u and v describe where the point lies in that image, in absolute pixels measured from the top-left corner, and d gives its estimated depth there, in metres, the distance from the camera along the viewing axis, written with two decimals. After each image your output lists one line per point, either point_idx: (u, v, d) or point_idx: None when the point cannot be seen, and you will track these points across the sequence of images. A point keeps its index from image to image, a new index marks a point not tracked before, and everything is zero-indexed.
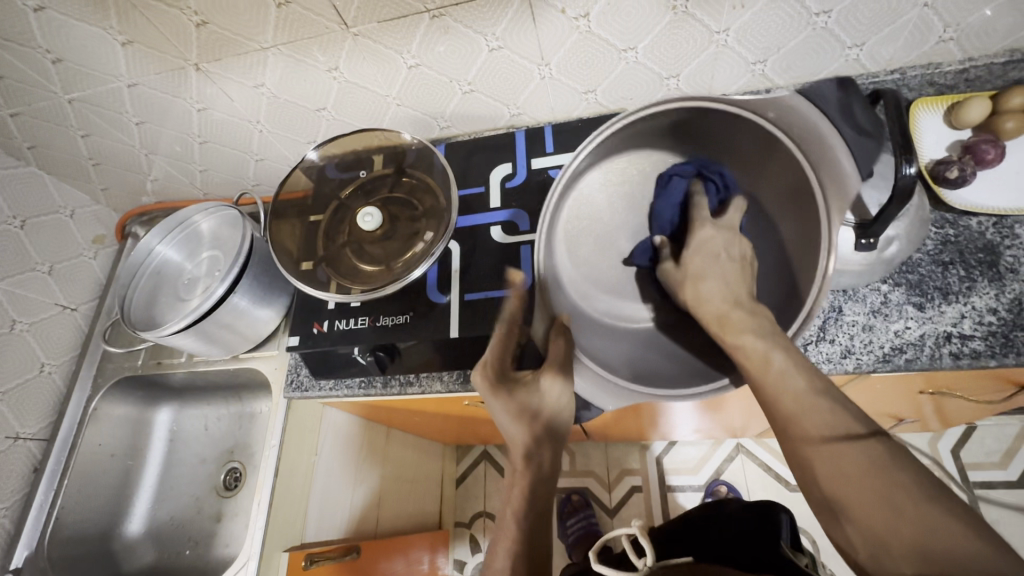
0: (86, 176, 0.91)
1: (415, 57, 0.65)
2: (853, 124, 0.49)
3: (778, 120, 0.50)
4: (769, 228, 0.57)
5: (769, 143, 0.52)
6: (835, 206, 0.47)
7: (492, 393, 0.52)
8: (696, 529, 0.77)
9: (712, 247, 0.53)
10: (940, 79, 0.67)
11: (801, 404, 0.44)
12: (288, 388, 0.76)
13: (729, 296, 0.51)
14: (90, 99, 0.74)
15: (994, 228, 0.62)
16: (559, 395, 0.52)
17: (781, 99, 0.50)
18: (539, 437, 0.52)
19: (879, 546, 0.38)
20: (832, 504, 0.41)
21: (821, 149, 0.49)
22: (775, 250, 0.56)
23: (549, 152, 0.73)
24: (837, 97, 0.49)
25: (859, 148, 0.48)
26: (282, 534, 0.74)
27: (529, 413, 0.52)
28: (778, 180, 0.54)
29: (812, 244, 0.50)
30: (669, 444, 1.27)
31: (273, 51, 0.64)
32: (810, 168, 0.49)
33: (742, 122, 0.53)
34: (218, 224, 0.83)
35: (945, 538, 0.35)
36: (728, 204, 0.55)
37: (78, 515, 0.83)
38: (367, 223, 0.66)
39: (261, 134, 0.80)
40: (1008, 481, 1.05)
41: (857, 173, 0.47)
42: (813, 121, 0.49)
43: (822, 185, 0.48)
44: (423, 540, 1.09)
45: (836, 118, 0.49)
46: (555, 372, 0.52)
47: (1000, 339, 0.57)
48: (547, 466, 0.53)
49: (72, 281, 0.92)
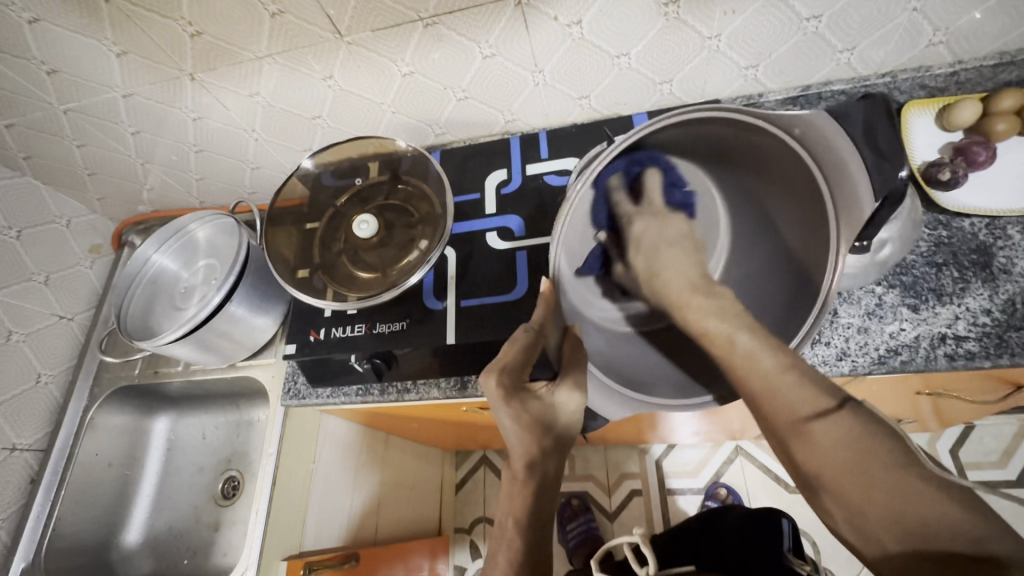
0: (82, 186, 0.91)
1: (410, 65, 0.65)
2: (874, 146, 0.47)
3: (802, 137, 0.49)
4: (768, 228, 0.58)
5: (787, 159, 0.51)
6: (846, 232, 0.48)
7: (505, 399, 0.51)
8: (699, 542, 0.76)
9: (649, 240, 0.56)
10: (931, 82, 0.68)
11: (768, 381, 0.43)
12: (284, 397, 0.75)
13: (688, 280, 0.54)
14: (86, 109, 0.74)
15: (987, 229, 0.62)
16: (573, 406, 0.52)
17: (804, 116, 0.49)
18: (548, 450, 0.52)
19: (859, 518, 0.39)
20: (813, 482, 0.42)
21: (840, 170, 0.48)
22: (772, 255, 0.57)
23: (544, 158, 0.73)
24: (863, 117, 0.49)
25: (878, 172, 0.47)
26: (280, 542, 0.74)
27: (542, 425, 0.51)
28: (785, 190, 0.54)
29: (816, 256, 0.51)
30: (669, 447, 1.27)
31: (268, 60, 0.64)
32: (825, 189, 0.49)
33: (763, 136, 0.50)
34: (214, 233, 0.83)
35: (928, 510, 0.36)
36: (644, 185, 0.57)
37: (74, 525, 0.82)
38: (362, 231, 0.65)
39: (257, 142, 0.80)
40: (1007, 480, 1.05)
41: (870, 193, 0.47)
42: (836, 142, 0.48)
43: (834, 204, 0.48)
44: (423, 547, 1.09)
45: (856, 138, 0.48)
46: (574, 384, 0.51)
47: (994, 339, 0.57)
48: (553, 475, 0.52)
49: (67, 291, 0.92)
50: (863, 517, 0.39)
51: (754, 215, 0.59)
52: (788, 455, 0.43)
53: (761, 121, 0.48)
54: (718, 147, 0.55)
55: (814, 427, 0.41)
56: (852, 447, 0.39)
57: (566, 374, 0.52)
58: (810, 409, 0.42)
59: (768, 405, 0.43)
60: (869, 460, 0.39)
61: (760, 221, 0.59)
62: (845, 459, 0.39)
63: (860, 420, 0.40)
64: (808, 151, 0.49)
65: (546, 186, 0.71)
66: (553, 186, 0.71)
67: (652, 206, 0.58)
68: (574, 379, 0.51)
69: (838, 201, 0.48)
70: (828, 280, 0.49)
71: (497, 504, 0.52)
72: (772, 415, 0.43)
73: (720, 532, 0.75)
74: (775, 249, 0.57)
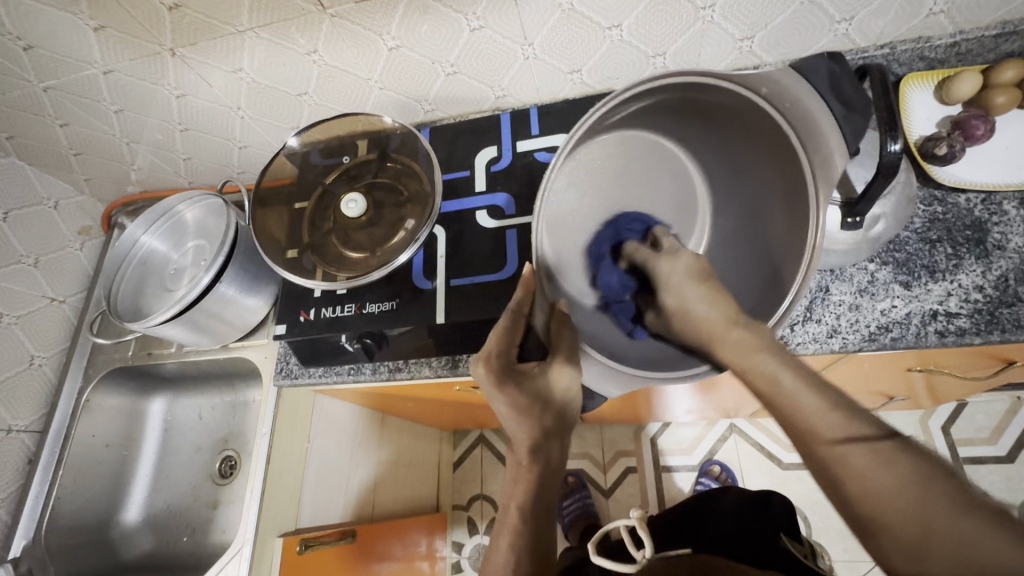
0: (68, 166, 0.90)
1: (396, 38, 0.64)
2: (841, 98, 0.46)
3: (771, 96, 0.48)
4: (747, 185, 0.58)
5: (755, 118, 0.51)
6: (823, 193, 0.46)
7: (498, 384, 0.50)
8: (692, 529, 0.76)
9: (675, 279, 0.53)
10: (931, 53, 0.66)
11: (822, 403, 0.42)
12: (277, 376, 0.76)
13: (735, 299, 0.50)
14: (66, 87, 0.72)
15: (982, 205, 0.61)
16: (568, 384, 0.50)
17: (772, 74, 0.48)
18: (548, 431, 0.52)
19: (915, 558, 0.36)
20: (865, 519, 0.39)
21: (811, 128, 0.47)
22: (752, 219, 0.57)
23: (534, 134, 0.72)
24: (828, 69, 0.47)
25: (847, 123, 0.46)
26: (276, 520, 0.75)
27: (536, 404, 0.50)
28: (761, 152, 0.54)
29: (799, 219, 0.49)
30: (664, 425, 1.28)
31: (251, 34, 0.63)
32: (798, 145, 0.48)
33: (732, 98, 0.50)
34: (203, 213, 0.82)
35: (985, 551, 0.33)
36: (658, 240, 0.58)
37: (74, 505, 0.83)
38: (351, 211, 0.65)
39: (243, 120, 0.79)
40: (996, 456, 1.07)
41: (844, 148, 0.46)
42: (801, 96, 0.47)
43: (808, 160, 0.47)
44: (420, 523, 1.10)
45: (826, 94, 0.46)
46: (565, 360, 0.50)
47: (986, 316, 0.57)
48: (554, 460, 0.52)
49: (58, 273, 0.92)
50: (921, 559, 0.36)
51: (734, 187, 0.59)
52: (835, 486, 0.41)
53: (725, 84, 0.49)
54: (696, 114, 0.56)
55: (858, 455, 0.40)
56: (890, 474, 0.38)
57: (557, 352, 0.51)
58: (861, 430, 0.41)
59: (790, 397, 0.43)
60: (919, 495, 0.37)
61: (739, 193, 0.59)
62: (893, 493, 0.38)
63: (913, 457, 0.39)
64: (777, 109, 0.48)
65: (537, 164, 0.70)
66: (544, 163, 0.70)
67: (675, 249, 0.55)
68: (565, 356, 0.50)
69: (813, 162, 0.47)
70: (812, 238, 0.47)
71: (502, 491, 0.53)
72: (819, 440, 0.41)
73: (714, 522, 0.75)
74: (756, 209, 0.57)
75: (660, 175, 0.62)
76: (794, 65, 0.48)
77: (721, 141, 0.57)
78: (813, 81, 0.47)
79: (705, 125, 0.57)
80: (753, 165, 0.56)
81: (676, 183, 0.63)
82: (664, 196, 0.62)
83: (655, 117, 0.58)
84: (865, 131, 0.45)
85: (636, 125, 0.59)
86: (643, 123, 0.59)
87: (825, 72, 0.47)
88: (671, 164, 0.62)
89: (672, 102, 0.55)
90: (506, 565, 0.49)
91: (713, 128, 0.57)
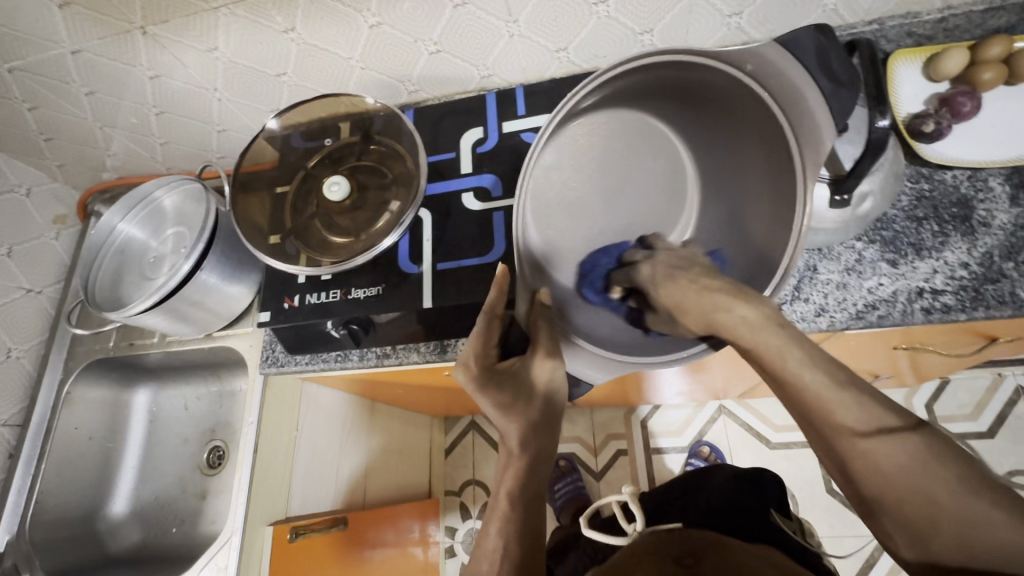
0: (39, 153, 0.87)
1: (377, 15, 0.62)
2: (830, 74, 0.45)
3: (756, 74, 0.47)
4: (732, 168, 0.58)
5: (740, 93, 0.50)
6: (810, 171, 0.46)
7: (479, 386, 0.50)
8: (683, 504, 0.77)
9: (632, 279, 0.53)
10: (919, 29, 0.65)
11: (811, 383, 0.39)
12: (263, 364, 0.75)
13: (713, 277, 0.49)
14: (32, 68, 0.69)
15: (968, 181, 0.61)
16: (551, 376, 0.50)
17: (759, 50, 0.47)
18: (536, 422, 0.50)
19: (921, 543, 0.34)
20: (869, 500, 0.37)
21: (798, 100, 0.46)
22: (733, 204, 0.58)
23: (521, 115, 0.71)
24: (817, 44, 0.46)
25: (834, 97, 0.45)
26: (264, 509, 0.74)
27: (519, 399, 0.49)
28: (747, 125, 0.53)
29: (784, 196, 0.49)
30: (654, 407, 1.29)
31: (225, 11, 0.61)
32: (784, 121, 0.47)
33: (716, 72, 0.49)
34: (182, 200, 0.80)
35: (986, 532, 0.32)
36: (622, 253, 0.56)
37: (57, 499, 0.82)
38: (333, 193, 0.64)
39: (220, 102, 0.76)
40: (978, 431, 1.09)
41: (832, 125, 0.45)
42: (786, 69, 0.46)
43: (795, 132, 0.47)
44: (411, 509, 1.10)
45: (814, 71, 0.45)
46: (546, 353, 0.50)
47: (971, 293, 0.57)
48: (543, 448, 0.50)
49: (33, 263, 0.89)
50: (926, 542, 0.34)
51: (720, 164, 0.59)
52: (838, 463, 0.38)
53: (703, 58, 0.48)
54: (677, 91, 0.55)
55: (866, 444, 0.36)
56: (907, 465, 0.35)
57: (537, 346, 0.50)
58: (882, 420, 0.36)
59: (793, 387, 0.39)
60: (927, 483, 0.34)
61: (720, 171, 0.60)
62: (901, 478, 0.35)
63: (926, 442, 0.35)
64: (763, 85, 0.47)
65: (523, 145, 0.69)
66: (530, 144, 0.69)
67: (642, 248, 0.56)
68: (545, 348, 0.50)
69: (800, 138, 0.47)
70: (798, 216, 0.46)
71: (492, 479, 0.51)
72: (818, 420, 0.38)
73: (705, 496, 0.76)
74: (737, 193, 0.57)
75: (654, 157, 0.63)
76: (780, 39, 0.46)
77: (704, 113, 0.57)
78: (801, 56, 0.46)
79: (689, 101, 0.56)
80: (742, 139, 0.55)
81: (667, 168, 0.63)
82: (652, 180, 0.63)
83: (642, 95, 0.57)
84: (853, 108, 0.45)
85: (616, 105, 0.57)
86: (623, 103, 0.58)
87: (813, 49, 0.46)
88: (663, 147, 0.63)
89: (653, 81, 0.54)
90: (496, 551, 0.47)
91: (698, 105, 0.56)
